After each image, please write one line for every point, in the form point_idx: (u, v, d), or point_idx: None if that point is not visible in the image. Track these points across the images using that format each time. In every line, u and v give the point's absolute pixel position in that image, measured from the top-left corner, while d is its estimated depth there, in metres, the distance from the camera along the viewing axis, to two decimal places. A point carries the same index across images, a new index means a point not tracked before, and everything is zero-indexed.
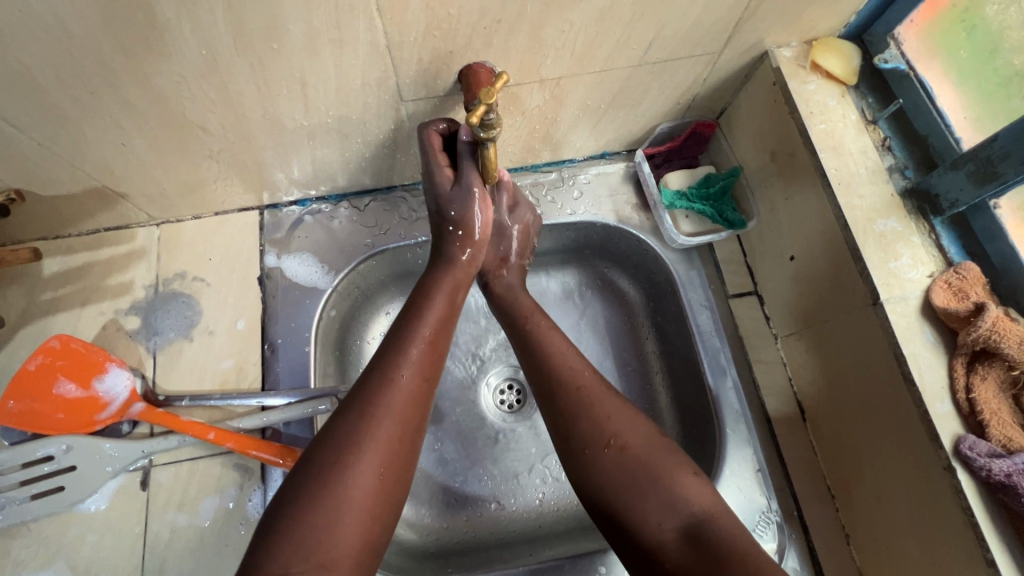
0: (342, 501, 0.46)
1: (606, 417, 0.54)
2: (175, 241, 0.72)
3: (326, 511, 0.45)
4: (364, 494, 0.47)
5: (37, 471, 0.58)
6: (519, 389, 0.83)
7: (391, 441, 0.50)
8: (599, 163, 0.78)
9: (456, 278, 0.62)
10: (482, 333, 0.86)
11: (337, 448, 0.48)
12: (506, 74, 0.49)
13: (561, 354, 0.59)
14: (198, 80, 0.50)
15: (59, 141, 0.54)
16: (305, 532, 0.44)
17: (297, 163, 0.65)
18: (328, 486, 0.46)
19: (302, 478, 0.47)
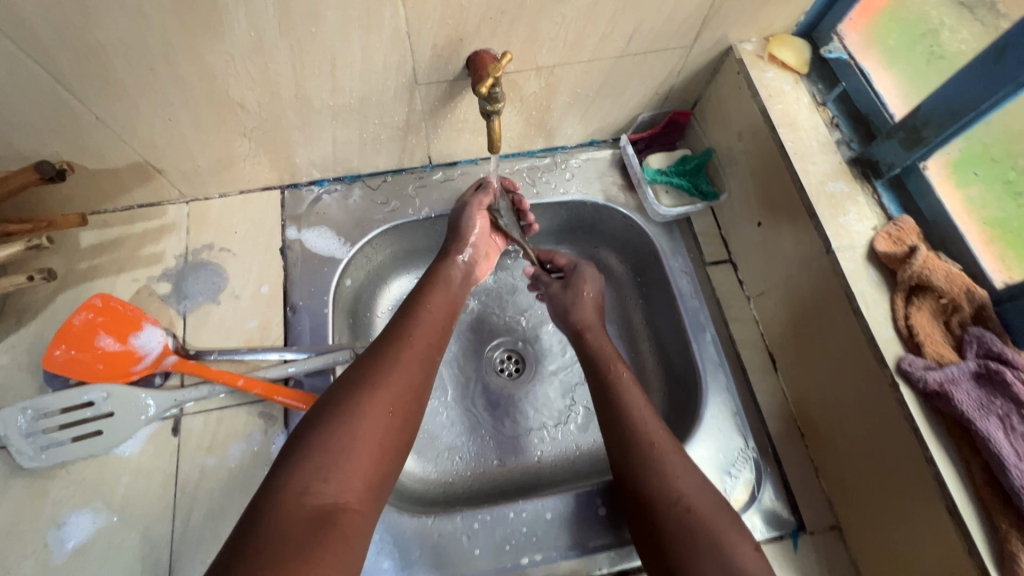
0: (359, 434, 0.52)
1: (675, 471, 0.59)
2: (204, 217, 0.78)
3: (345, 441, 0.52)
4: (377, 432, 0.54)
5: (78, 416, 0.63)
6: (518, 358, 0.90)
7: (402, 392, 0.58)
8: (589, 150, 0.87)
9: (460, 279, 0.73)
10: (483, 308, 0.92)
11: (356, 392, 0.55)
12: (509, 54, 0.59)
13: (639, 417, 0.64)
14: (244, 60, 0.58)
15: (114, 115, 0.61)
16: (325, 455, 0.50)
17: (319, 143, 0.73)
18: (346, 419, 0.53)
19: (322, 414, 0.54)
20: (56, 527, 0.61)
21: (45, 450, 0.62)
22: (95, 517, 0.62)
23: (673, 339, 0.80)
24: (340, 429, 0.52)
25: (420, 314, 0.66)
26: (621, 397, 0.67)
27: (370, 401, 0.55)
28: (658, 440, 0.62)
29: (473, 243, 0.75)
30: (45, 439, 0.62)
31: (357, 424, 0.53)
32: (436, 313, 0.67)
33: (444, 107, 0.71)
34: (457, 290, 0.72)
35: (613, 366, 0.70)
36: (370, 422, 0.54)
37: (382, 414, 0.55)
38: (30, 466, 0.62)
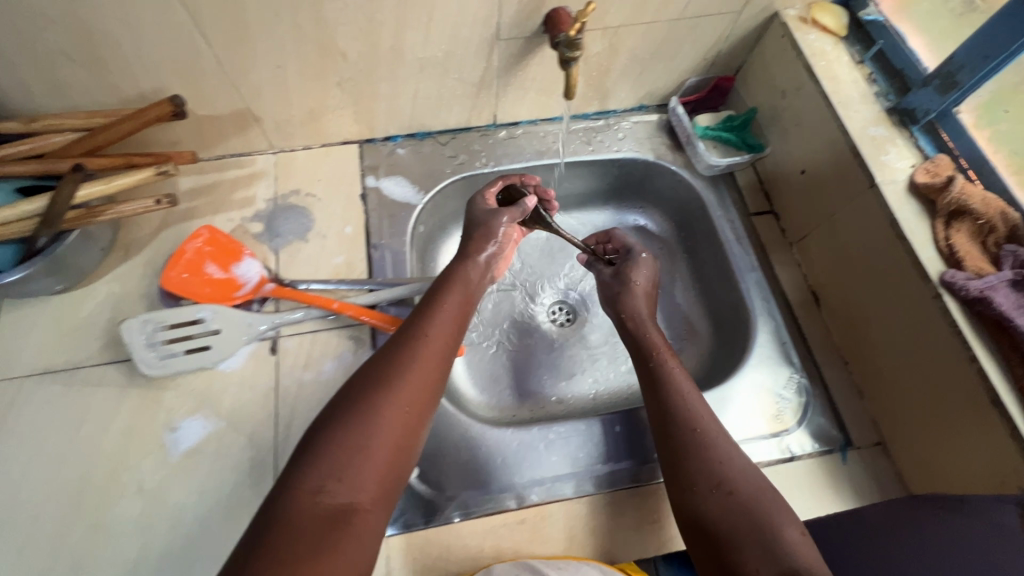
0: (375, 431, 0.50)
1: (722, 455, 0.58)
2: (289, 166, 0.85)
3: (361, 440, 0.49)
4: (392, 429, 0.51)
5: (190, 331, 0.69)
6: (568, 310, 0.97)
7: (420, 386, 0.54)
8: (638, 114, 0.94)
9: (478, 277, 0.68)
10: (533, 265, 0.99)
11: (372, 388, 0.53)
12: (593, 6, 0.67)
13: (686, 400, 0.63)
14: (356, 9, 0.65)
15: (233, 60, 0.68)
16: (340, 454, 0.48)
17: (402, 97, 0.80)
18: (362, 414, 0.51)
19: (336, 411, 0.51)
20: (171, 430, 0.67)
21: (160, 359, 0.68)
22: (205, 422, 0.68)
23: (718, 283, 0.86)
24: (358, 427, 0.49)
25: (438, 307, 0.62)
26: (666, 377, 0.66)
27: (392, 397, 0.52)
28: (702, 426, 0.61)
29: (497, 241, 0.71)
30: (161, 349, 0.68)
31: (376, 421, 0.50)
32: (452, 305, 0.63)
33: (517, 63, 0.79)
34: (474, 288, 0.67)
35: (658, 355, 0.69)
36: (385, 420, 0.51)
37: (400, 409, 0.52)
38: (145, 373, 0.67)
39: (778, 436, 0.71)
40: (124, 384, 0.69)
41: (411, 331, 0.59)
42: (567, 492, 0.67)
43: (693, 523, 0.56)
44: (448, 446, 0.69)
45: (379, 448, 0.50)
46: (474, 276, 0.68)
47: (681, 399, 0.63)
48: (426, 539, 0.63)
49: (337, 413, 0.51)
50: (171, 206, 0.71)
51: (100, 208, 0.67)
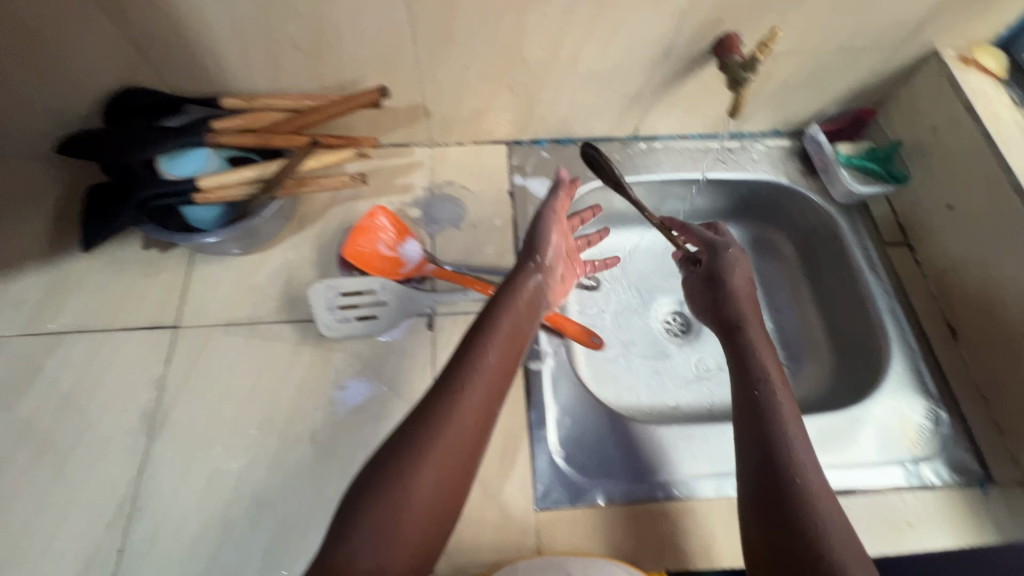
0: (410, 494, 0.48)
1: (795, 449, 0.57)
2: (444, 159, 0.92)
3: (395, 507, 0.47)
4: (428, 495, 0.48)
5: (362, 299, 0.76)
6: (682, 320, 0.99)
7: (458, 440, 0.51)
8: (772, 139, 0.97)
9: (527, 307, 0.64)
10: (650, 273, 1.03)
11: (413, 446, 0.50)
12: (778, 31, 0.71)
13: (790, 442, 0.57)
14: (552, 21, 0.71)
15: (429, 59, 0.75)
16: (377, 520, 0.46)
17: (560, 103, 0.86)
18: (395, 473, 0.48)
19: (376, 464, 0.50)
20: (339, 388, 0.73)
21: (336, 323, 0.75)
22: (369, 385, 0.73)
23: (846, 309, 0.88)
24: (394, 493, 0.47)
25: (484, 348, 0.57)
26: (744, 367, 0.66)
27: (429, 457, 0.49)
28: (784, 417, 0.59)
29: (547, 256, 0.68)
30: (338, 313, 0.75)
31: (413, 481, 0.48)
32: (500, 338, 0.59)
33: (675, 81, 0.83)
34: (523, 319, 0.62)
35: (770, 388, 0.62)
36: (422, 479, 0.48)
37: (439, 476, 0.49)
38: (323, 333, 0.74)
39: (915, 463, 0.72)
40: (298, 342, 0.76)
41: (452, 371, 0.55)
42: (704, 492, 0.69)
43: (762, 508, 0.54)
44: (591, 435, 0.72)
45: (414, 514, 0.47)
46: (523, 309, 0.63)
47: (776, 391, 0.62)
48: (572, 518, 0.66)
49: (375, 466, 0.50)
50: (358, 182, 0.83)
51: (307, 179, 0.79)
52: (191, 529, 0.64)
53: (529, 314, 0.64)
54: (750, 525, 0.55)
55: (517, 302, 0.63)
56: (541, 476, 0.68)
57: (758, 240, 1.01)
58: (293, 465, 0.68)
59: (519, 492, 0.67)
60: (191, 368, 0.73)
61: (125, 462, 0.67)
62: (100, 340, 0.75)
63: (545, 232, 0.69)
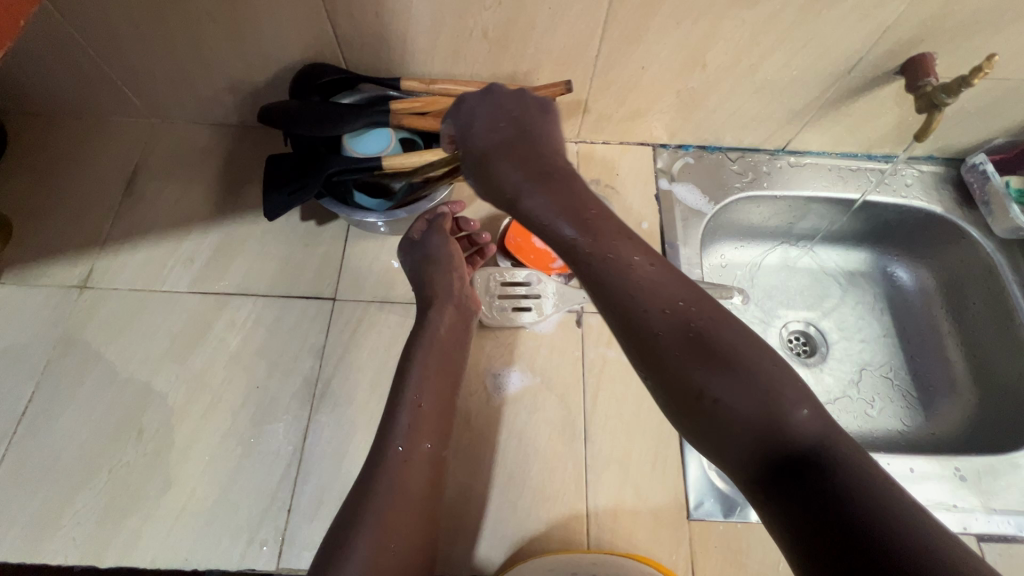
0: (381, 527, 0.55)
1: (736, 351, 0.41)
2: (590, 157, 0.92)
3: (377, 542, 0.55)
4: (394, 527, 0.56)
5: (520, 290, 0.78)
6: (806, 341, 0.96)
7: (409, 486, 0.58)
8: (926, 164, 0.94)
9: (449, 339, 0.68)
10: (772, 288, 0.99)
11: (373, 480, 0.58)
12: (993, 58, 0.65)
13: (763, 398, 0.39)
14: (748, 29, 0.70)
15: (610, 57, 0.75)
16: (368, 544, 0.54)
17: (721, 111, 0.85)
18: (377, 500, 0.57)
19: (362, 487, 0.58)
20: (493, 375, 0.74)
21: (494, 310, 0.76)
22: (523, 376, 0.74)
23: (998, 351, 0.85)
24: (378, 525, 0.55)
25: (411, 382, 0.64)
26: (588, 263, 0.44)
27: (383, 490, 0.57)
28: (669, 307, 0.42)
29: (458, 276, 0.72)
30: (496, 301, 0.77)
31: (390, 518, 0.56)
32: (423, 366, 0.65)
33: (847, 98, 0.81)
34: (454, 352, 0.68)
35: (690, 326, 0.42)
36: (396, 512, 0.56)
37: (391, 508, 0.56)
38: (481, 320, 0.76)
39: None
40: None
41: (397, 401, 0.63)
42: None
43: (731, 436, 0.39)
44: None
45: (393, 548, 0.55)
46: (446, 331, 0.68)
47: (616, 271, 0.43)
48: (726, 531, 0.66)
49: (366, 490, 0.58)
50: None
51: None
52: None
53: (463, 335, 0.70)
54: (759, 504, 0.39)
55: (436, 326, 0.68)
56: (694, 485, 0.68)
57: (891, 267, 0.99)
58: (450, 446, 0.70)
59: (673, 498, 0.67)
60: (350, 340, 0.75)
61: (290, 424, 0.69)
62: (263, 303, 0.77)
63: (439, 245, 0.74)
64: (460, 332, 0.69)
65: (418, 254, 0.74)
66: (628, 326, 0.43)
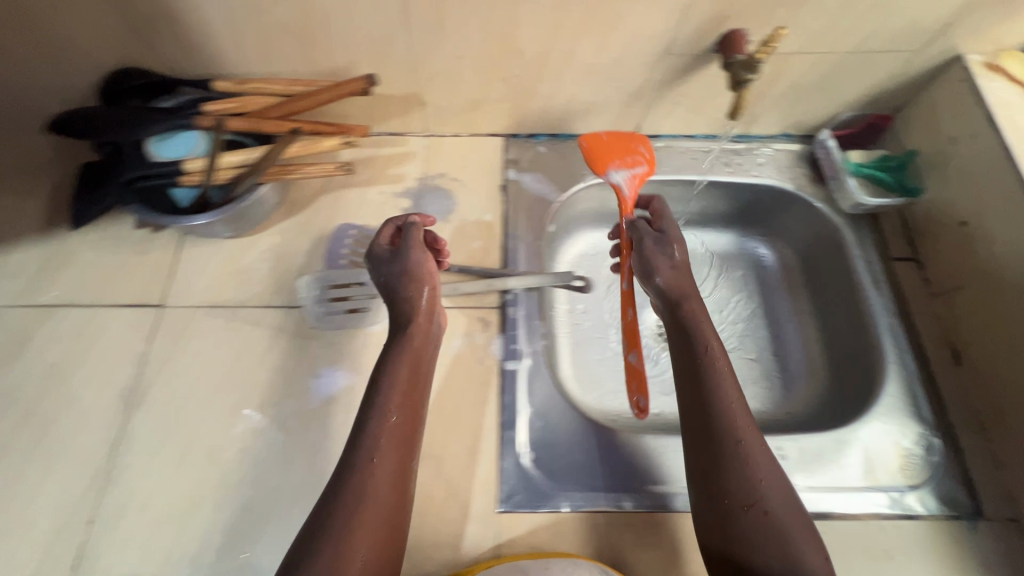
0: (358, 534, 0.51)
1: (747, 455, 0.60)
2: (439, 150, 0.91)
3: (341, 549, 0.49)
4: (372, 524, 0.52)
5: (354, 292, 0.76)
6: None
7: (376, 501, 0.53)
8: (780, 142, 0.93)
9: (427, 343, 0.66)
10: None
11: (336, 491, 0.53)
12: (783, 32, 0.67)
13: (732, 406, 0.63)
14: (547, 12, 0.69)
15: (423, 47, 0.74)
16: (336, 559, 0.49)
17: (558, 97, 0.84)
18: (352, 509, 0.52)
19: (329, 499, 0.53)
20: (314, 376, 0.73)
21: (328, 316, 0.75)
22: (345, 375, 0.73)
23: (847, 326, 0.84)
24: (348, 523, 0.51)
25: (389, 396, 0.59)
26: (715, 386, 0.65)
27: (367, 507, 0.52)
28: (744, 438, 0.60)
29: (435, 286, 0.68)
30: (329, 307, 0.75)
31: (359, 526, 0.51)
32: (396, 385, 0.60)
33: (677, 79, 0.80)
34: (427, 352, 0.66)
35: (708, 355, 0.67)
36: (373, 524, 0.52)
37: (380, 499, 0.53)
38: (315, 326, 0.75)
39: (899, 492, 0.69)
40: (280, 326, 0.76)
41: (376, 412, 0.58)
42: (675, 504, 0.67)
43: (728, 501, 0.58)
44: (561, 441, 0.71)
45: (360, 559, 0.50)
46: (418, 343, 0.65)
47: (725, 403, 0.63)
48: (535, 522, 0.65)
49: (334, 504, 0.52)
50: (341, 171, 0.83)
51: (288, 165, 0.81)
52: (158, 504, 0.65)
53: (433, 349, 0.67)
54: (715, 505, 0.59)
55: (405, 339, 0.65)
56: (506, 478, 0.67)
57: (760, 246, 0.98)
58: (264, 449, 0.69)
59: (483, 491, 0.67)
60: (172, 346, 0.74)
61: (105, 432, 0.69)
62: (87, 312, 0.76)
63: (417, 258, 0.68)
64: (431, 341, 0.67)
65: (396, 268, 0.67)
66: (705, 425, 0.62)
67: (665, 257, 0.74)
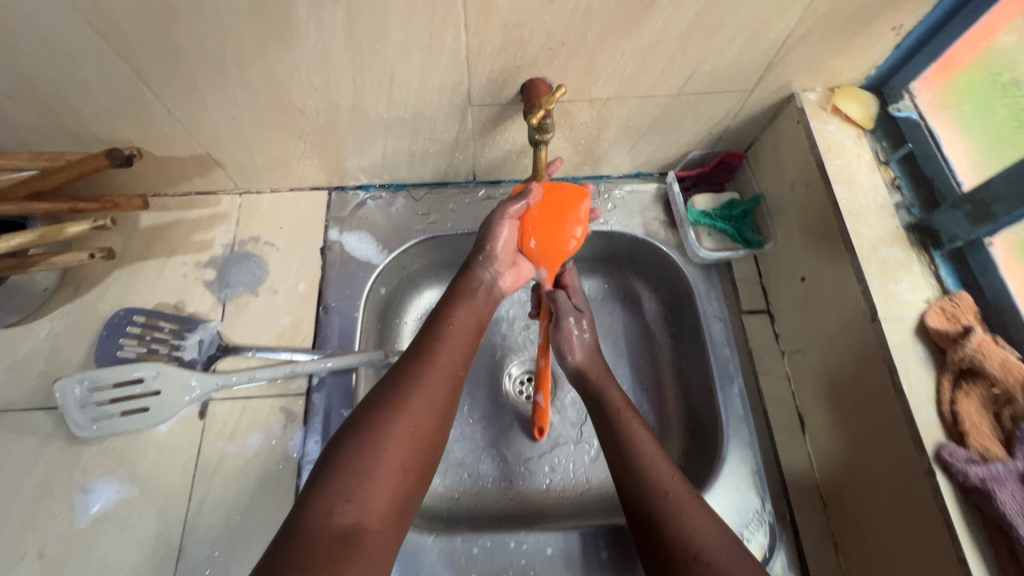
0: (389, 439, 0.51)
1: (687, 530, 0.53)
2: (253, 210, 0.81)
3: (367, 453, 0.50)
4: (400, 452, 0.51)
5: (129, 391, 0.67)
6: None
7: (426, 405, 0.55)
8: (634, 182, 0.85)
9: (485, 299, 0.67)
10: (506, 326, 0.91)
11: (397, 401, 0.54)
12: (564, 87, 0.58)
13: (648, 456, 0.60)
14: (308, 71, 0.60)
15: (184, 110, 0.64)
16: (347, 471, 0.49)
17: (370, 151, 0.75)
18: (391, 414, 0.53)
19: (375, 411, 0.53)
20: (83, 491, 0.65)
21: (96, 422, 0.66)
22: (119, 487, 0.65)
23: (698, 387, 0.77)
24: (370, 443, 0.50)
25: (446, 329, 0.62)
26: (631, 439, 0.62)
27: (408, 407, 0.54)
28: (669, 488, 0.56)
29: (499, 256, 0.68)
30: (96, 411, 0.66)
31: (397, 426, 0.52)
32: (450, 345, 0.61)
33: (493, 128, 0.71)
34: (482, 306, 0.66)
35: (619, 416, 0.64)
36: (404, 423, 0.53)
37: (410, 440, 0.52)
38: (82, 435, 0.66)
39: None
40: (50, 433, 0.67)
41: (416, 360, 0.58)
42: None
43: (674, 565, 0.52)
44: None
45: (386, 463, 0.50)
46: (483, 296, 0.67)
47: (640, 457, 0.60)
48: None
49: (380, 405, 0.54)
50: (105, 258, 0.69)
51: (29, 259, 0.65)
52: None
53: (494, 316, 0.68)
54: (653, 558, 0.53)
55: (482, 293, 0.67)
56: None
57: (626, 292, 0.89)
58: None
59: None
60: None
61: None
62: None
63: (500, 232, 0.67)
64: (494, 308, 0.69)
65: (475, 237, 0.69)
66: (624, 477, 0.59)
67: (574, 338, 0.71)
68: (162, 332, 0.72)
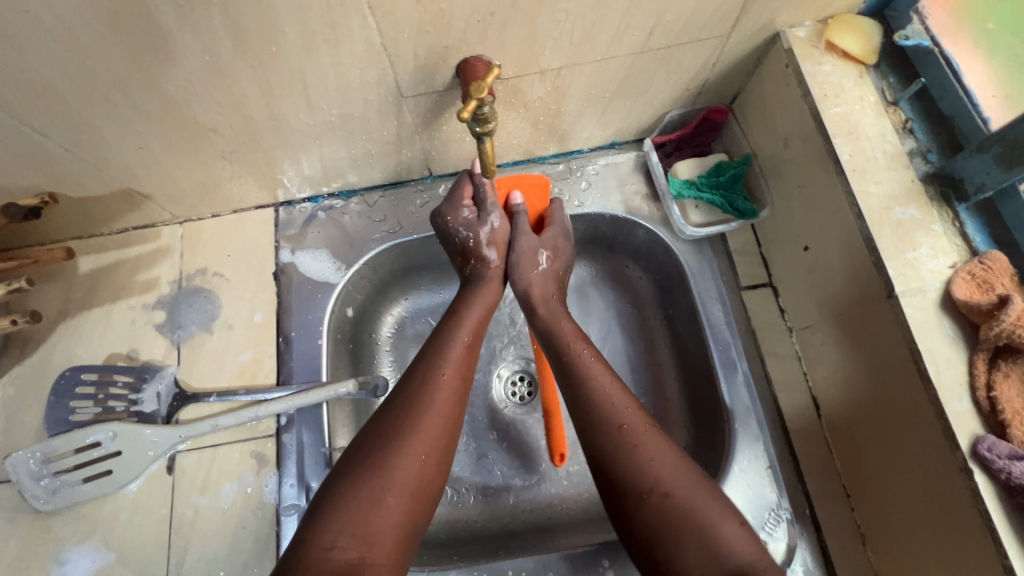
0: (412, 448, 0.50)
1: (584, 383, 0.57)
2: (197, 239, 0.74)
3: (389, 470, 0.48)
4: (429, 437, 0.51)
5: (88, 456, 0.63)
6: (530, 381, 0.81)
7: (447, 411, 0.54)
8: (608, 154, 0.75)
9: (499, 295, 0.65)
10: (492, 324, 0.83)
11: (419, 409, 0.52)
12: (497, 69, 0.52)
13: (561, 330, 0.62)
14: (206, 84, 0.52)
15: (83, 147, 0.57)
16: (367, 499, 0.47)
17: (306, 161, 0.67)
18: (412, 422, 0.51)
19: (391, 426, 0.51)
20: (57, 564, 0.61)
21: (57, 493, 0.62)
22: (95, 555, 0.62)
23: (699, 376, 0.70)
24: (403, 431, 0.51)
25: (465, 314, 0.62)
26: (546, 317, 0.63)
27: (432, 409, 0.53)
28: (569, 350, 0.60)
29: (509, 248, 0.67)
30: (57, 481, 0.63)
31: (413, 441, 0.50)
32: (460, 344, 0.59)
33: (436, 118, 0.63)
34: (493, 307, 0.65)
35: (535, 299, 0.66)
36: (428, 427, 0.52)
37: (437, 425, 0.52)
38: (44, 508, 0.62)
39: None
40: (15, 508, 0.63)
41: (429, 365, 0.56)
42: None
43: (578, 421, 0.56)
44: None
45: (401, 485, 0.48)
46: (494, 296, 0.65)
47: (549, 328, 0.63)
48: None
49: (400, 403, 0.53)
50: (31, 322, 0.63)
51: None
52: None
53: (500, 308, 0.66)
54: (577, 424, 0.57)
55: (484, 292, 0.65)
56: None
57: (616, 278, 0.79)
58: None
59: None
60: None
61: None
62: None
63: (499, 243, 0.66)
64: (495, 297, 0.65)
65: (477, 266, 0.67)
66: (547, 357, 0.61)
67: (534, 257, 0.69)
68: (117, 387, 0.67)
